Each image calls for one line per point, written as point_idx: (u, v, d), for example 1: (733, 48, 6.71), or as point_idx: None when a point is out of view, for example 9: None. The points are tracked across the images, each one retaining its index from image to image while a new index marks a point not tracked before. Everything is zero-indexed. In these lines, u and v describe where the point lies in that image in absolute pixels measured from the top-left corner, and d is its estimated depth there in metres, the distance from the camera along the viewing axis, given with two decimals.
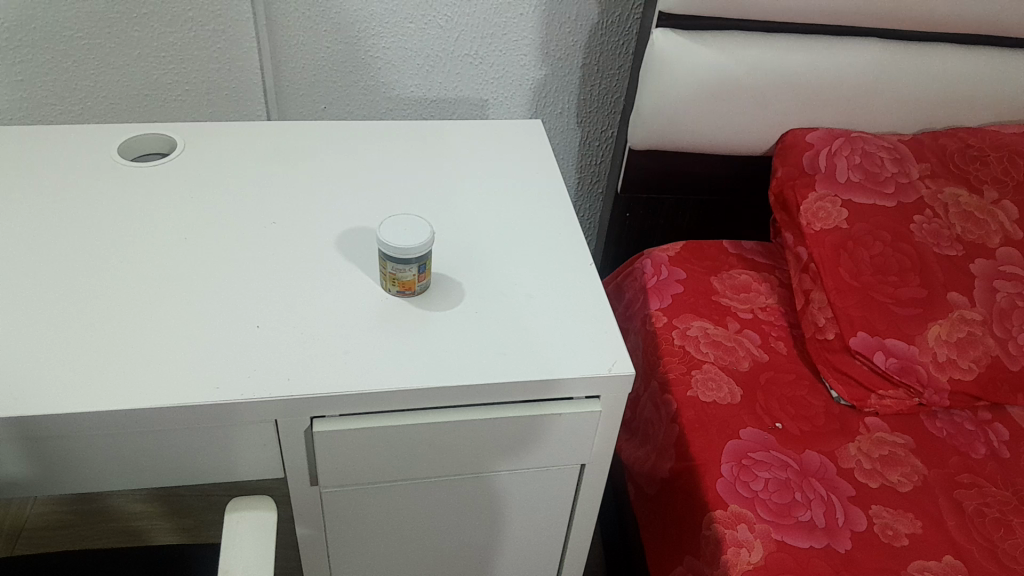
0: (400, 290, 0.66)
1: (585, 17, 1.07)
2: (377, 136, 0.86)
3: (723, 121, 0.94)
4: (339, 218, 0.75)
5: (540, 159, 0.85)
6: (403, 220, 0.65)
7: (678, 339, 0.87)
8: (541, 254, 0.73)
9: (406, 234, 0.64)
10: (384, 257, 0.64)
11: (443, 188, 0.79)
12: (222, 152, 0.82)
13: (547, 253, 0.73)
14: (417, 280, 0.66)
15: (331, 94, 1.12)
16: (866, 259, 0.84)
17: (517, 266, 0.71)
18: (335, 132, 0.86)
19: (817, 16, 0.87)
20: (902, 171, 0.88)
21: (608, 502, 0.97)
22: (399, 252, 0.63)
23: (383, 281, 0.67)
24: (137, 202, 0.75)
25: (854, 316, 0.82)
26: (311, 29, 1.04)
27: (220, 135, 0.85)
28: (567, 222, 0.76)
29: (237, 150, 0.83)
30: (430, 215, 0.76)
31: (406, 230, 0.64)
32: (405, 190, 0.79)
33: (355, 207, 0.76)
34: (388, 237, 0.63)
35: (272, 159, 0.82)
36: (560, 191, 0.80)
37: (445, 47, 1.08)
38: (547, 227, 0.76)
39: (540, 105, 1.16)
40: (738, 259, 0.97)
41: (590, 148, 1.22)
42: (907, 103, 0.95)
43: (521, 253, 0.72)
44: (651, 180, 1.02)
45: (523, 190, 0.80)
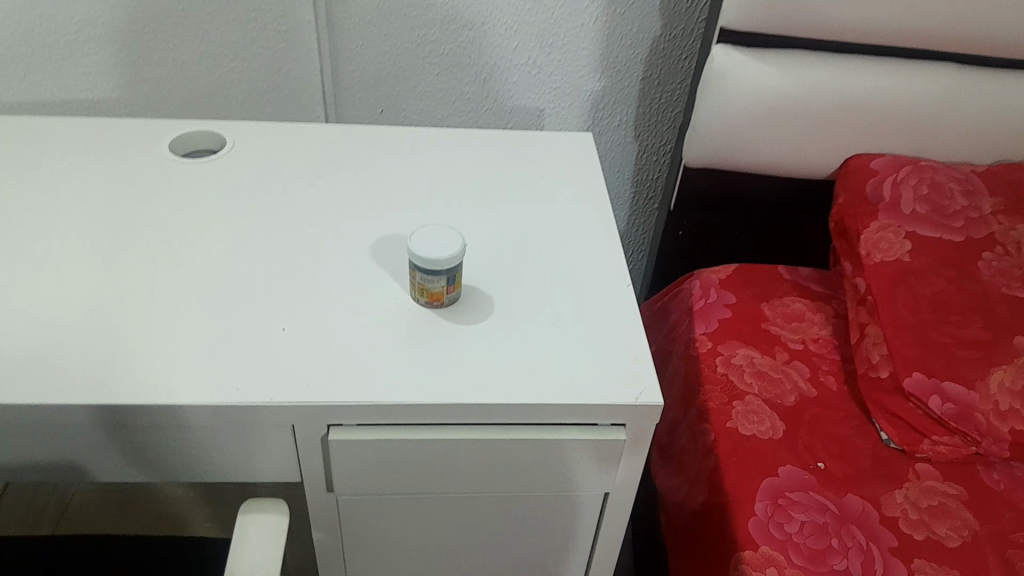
0: (429, 300, 0.65)
1: (647, 29, 1.05)
2: (422, 143, 0.86)
3: (784, 142, 0.91)
4: (377, 224, 0.74)
5: (586, 174, 0.83)
6: (435, 230, 0.64)
7: (721, 366, 0.84)
8: (578, 273, 0.71)
9: (438, 245, 0.63)
10: (413, 267, 0.64)
11: (484, 199, 0.78)
12: (268, 151, 0.83)
13: (583, 272, 0.71)
14: (445, 292, 0.65)
15: (387, 98, 1.12)
16: (927, 296, 0.80)
17: (552, 284, 0.69)
18: (381, 138, 0.86)
19: (887, 37, 0.84)
20: (973, 205, 0.83)
21: (637, 505, 0.95)
22: (429, 262, 0.62)
23: (412, 290, 0.66)
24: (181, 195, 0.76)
25: (910, 354, 0.78)
26: (371, 34, 1.06)
27: (269, 134, 0.86)
28: (610, 242, 0.74)
29: (283, 149, 0.83)
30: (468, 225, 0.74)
31: (438, 240, 0.63)
32: (445, 199, 0.78)
33: (393, 217, 0.76)
34: (418, 245, 0.63)
35: (317, 160, 0.82)
36: (603, 208, 0.78)
37: (503, 55, 1.08)
38: (585, 245, 0.74)
39: (596, 117, 1.14)
40: (792, 286, 0.94)
41: (647, 163, 1.18)
42: (984, 133, 0.90)
43: (558, 270, 0.71)
44: (706, 198, 0.99)
45: (564, 205, 0.79)
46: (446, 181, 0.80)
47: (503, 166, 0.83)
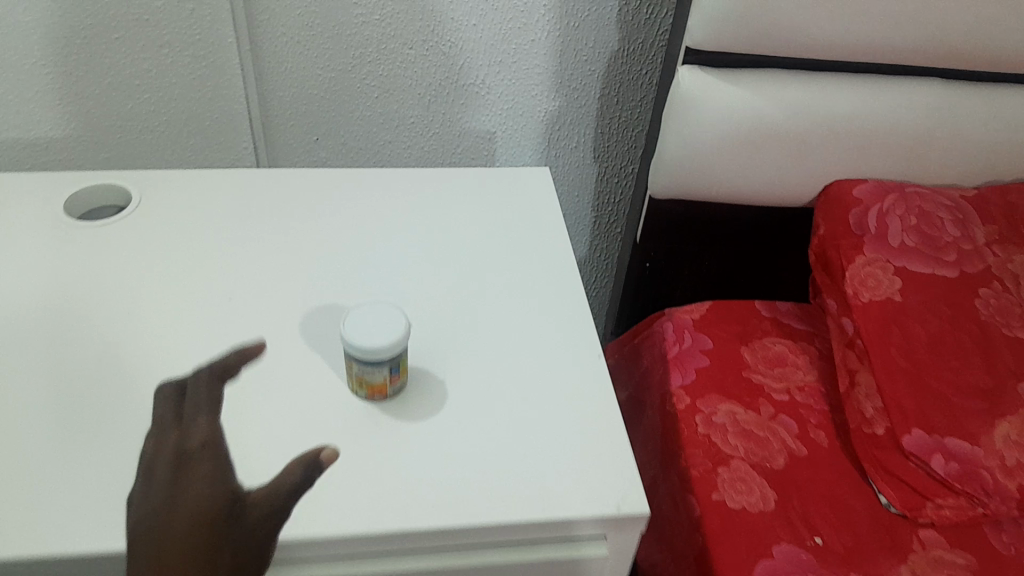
0: (369, 394, 0.56)
1: (603, 44, 0.96)
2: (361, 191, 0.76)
3: (760, 170, 0.83)
4: (313, 296, 0.65)
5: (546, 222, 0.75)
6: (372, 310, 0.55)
7: (702, 427, 0.76)
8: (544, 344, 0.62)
9: (375, 332, 0.54)
10: (349, 358, 0.54)
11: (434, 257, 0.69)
12: (189, 206, 0.73)
13: (549, 344, 0.62)
14: (388, 383, 0.55)
15: (323, 125, 1.02)
16: (922, 338, 0.73)
17: (513, 362, 0.60)
18: (315, 185, 0.76)
19: (871, 54, 0.76)
20: (966, 235, 0.77)
21: None
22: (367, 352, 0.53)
23: (350, 381, 0.57)
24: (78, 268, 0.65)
25: (908, 408, 0.71)
26: (302, 57, 0.95)
27: (190, 182, 0.75)
28: (578, 304, 0.66)
29: (205, 200, 0.73)
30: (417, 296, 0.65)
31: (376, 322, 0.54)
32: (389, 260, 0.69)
33: (330, 286, 0.66)
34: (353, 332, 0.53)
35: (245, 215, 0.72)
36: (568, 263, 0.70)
37: (449, 75, 0.99)
38: (551, 311, 0.65)
39: (552, 138, 1.05)
40: (772, 323, 0.87)
41: (609, 185, 1.10)
42: (973, 153, 0.83)
43: (521, 342, 0.62)
44: (675, 229, 0.91)
45: (524, 261, 0.70)
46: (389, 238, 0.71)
47: (454, 216, 0.74)
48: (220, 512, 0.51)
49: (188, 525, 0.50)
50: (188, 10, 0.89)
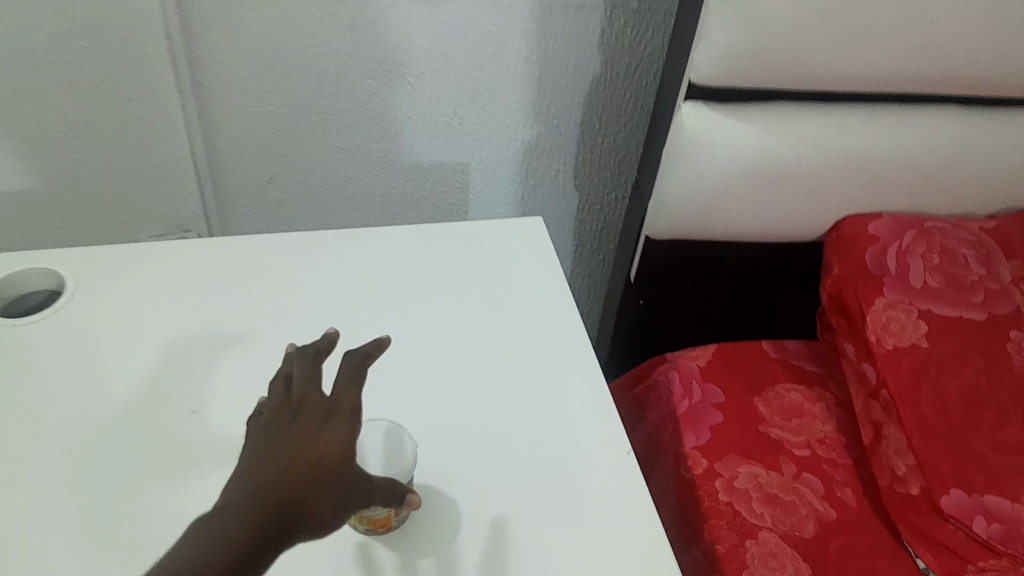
0: (371, 527, 0.52)
1: (584, 69, 0.87)
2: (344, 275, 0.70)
3: (769, 209, 0.77)
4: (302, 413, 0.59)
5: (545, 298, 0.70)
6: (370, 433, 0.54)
7: (723, 493, 0.71)
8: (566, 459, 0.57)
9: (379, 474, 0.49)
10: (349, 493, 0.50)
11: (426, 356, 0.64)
12: (149, 310, 0.66)
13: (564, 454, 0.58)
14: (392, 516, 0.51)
15: (276, 162, 0.91)
16: (954, 390, 0.69)
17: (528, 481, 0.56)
18: (291, 268, 0.70)
19: (885, 84, 0.70)
20: (992, 274, 0.73)
21: None
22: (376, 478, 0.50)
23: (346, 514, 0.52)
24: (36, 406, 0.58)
25: (943, 468, 0.66)
26: (253, 94, 0.85)
27: (148, 281, 0.68)
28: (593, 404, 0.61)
29: (170, 302, 0.66)
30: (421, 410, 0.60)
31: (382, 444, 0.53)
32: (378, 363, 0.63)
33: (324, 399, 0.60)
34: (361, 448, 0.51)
35: (214, 317, 0.65)
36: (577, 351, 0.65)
37: (416, 106, 0.88)
38: (559, 414, 0.60)
39: (530, 168, 0.96)
40: (782, 368, 0.82)
41: (591, 214, 1.01)
42: (988, 183, 0.78)
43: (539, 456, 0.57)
44: (672, 268, 0.84)
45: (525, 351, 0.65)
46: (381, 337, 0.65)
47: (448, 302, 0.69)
48: (332, 463, 0.44)
49: (296, 466, 0.43)
50: (118, 47, 0.78)
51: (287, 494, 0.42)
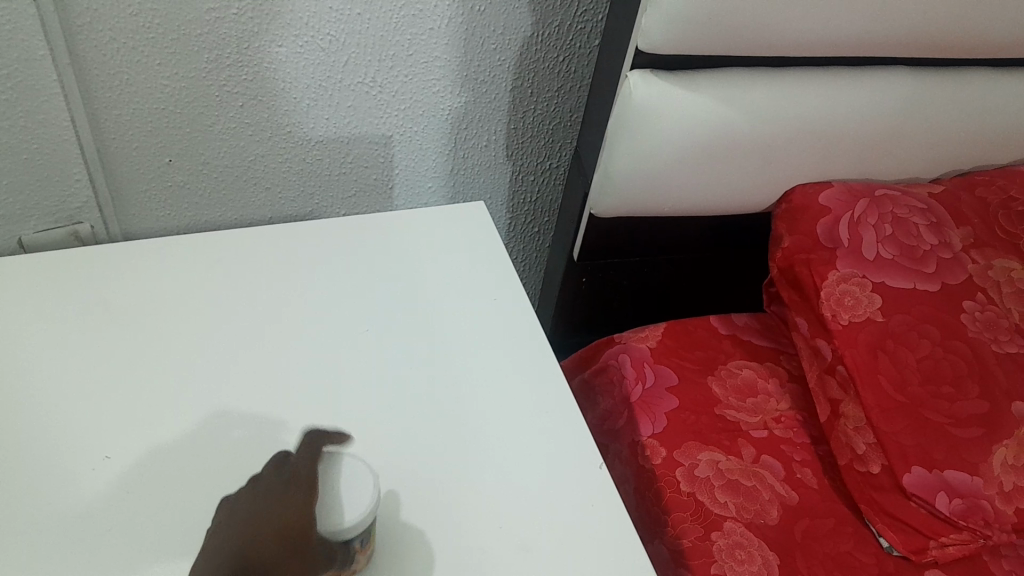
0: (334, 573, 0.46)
1: (514, 30, 0.78)
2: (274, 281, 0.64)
3: (719, 181, 0.74)
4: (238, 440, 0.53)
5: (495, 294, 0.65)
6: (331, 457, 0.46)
7: (685, 483, 0.68)
8: (538, 473, 0.53)
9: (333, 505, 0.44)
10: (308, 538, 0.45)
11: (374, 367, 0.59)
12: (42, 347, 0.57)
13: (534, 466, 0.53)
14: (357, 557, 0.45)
15: (170, 142, 0.76)
16: (912, 363, 0.67)
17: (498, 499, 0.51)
18: (218, 281, 0.64)
19: (838, 47, 0.67)
20: (942, 241, 0.71)
21: None
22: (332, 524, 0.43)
23: None
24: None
25: (905, 445, 0.65)
26: (141, 66, 0.70)
27: (41, 315, 0.60)
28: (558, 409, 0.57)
29: (71, 338, 0.58)
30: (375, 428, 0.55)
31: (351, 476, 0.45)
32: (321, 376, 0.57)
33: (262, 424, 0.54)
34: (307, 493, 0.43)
35: (124, 347, 0.58)
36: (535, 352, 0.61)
37: (330, 74, 0.76)
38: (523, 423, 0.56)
39: (459, 138, 0.86)
40: (733, 344, 0.80)
41: (524, 184, 0.93)
42: (930, 145, 0.77)
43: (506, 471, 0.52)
44: (618, 245, 0.80)
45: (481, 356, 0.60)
46: (324, 359, 0.59)
47: (389, 310, 0.63)
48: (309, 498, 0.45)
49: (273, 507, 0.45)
50: None
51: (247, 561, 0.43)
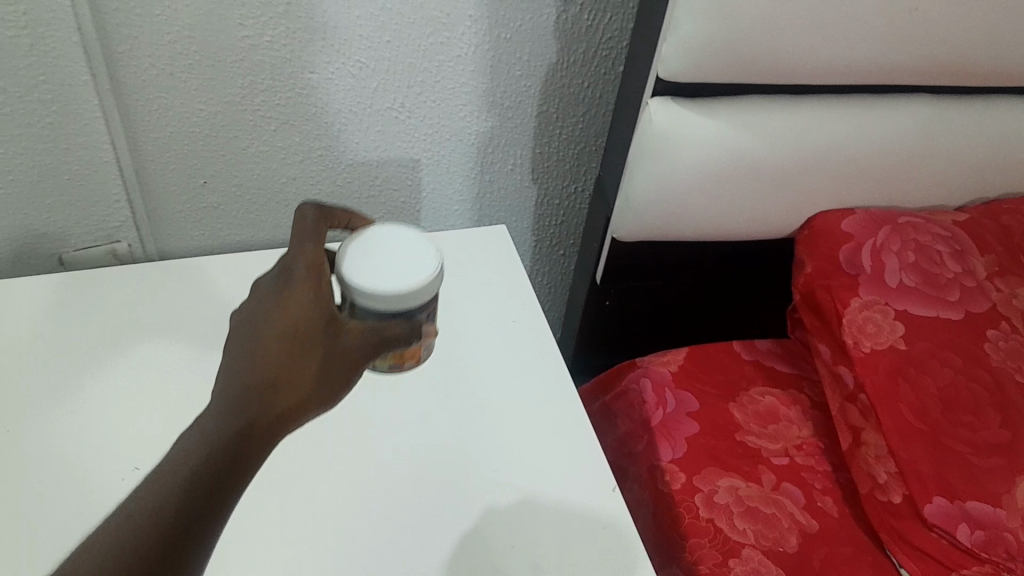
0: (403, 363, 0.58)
1: (539, 58, 0.80)
2: None
3: (739, 207, 0.75)
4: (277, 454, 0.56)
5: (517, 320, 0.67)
6: (353, 237, 0.55)
7: (703, 509, 0.68)
8: (550, 496, 0.55)
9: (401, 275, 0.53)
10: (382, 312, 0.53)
11: (397, 391, 0.61)
12: (85, 366, 0.63)
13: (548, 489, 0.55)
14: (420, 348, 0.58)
15: (206, 165, 0.78)
16: (932, 391, 0.67)
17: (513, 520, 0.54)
18: None
19: (858, 76, 0.67)
20: (966, 269, 0.71)
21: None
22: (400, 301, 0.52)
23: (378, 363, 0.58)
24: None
25: (925, 472, 0.64)
26: (178, 91, 0.72)
27: (87, 342, 0.64)
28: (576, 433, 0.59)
29: (113, 365, 0.63)
30: (397, 447, 0.57)
31: (388, 244, 0.55)
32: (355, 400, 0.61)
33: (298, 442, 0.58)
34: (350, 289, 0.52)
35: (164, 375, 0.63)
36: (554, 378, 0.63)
37: (360, 100, 0.78)
38: (539, 446, 0.58)
39: (485, 163, 0.87)
40: (754, 369, 0.80)
41: (549, 209, 0.94)
42: (953, 173, 0.77)
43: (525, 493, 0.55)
44: (640, 269, 0.81)
45: (502, 380, 0.62)
46: None
47: None
48: (313, 329, 0.52)
49: (276, 334, 0.51)
50: (24, 46, 0.63)
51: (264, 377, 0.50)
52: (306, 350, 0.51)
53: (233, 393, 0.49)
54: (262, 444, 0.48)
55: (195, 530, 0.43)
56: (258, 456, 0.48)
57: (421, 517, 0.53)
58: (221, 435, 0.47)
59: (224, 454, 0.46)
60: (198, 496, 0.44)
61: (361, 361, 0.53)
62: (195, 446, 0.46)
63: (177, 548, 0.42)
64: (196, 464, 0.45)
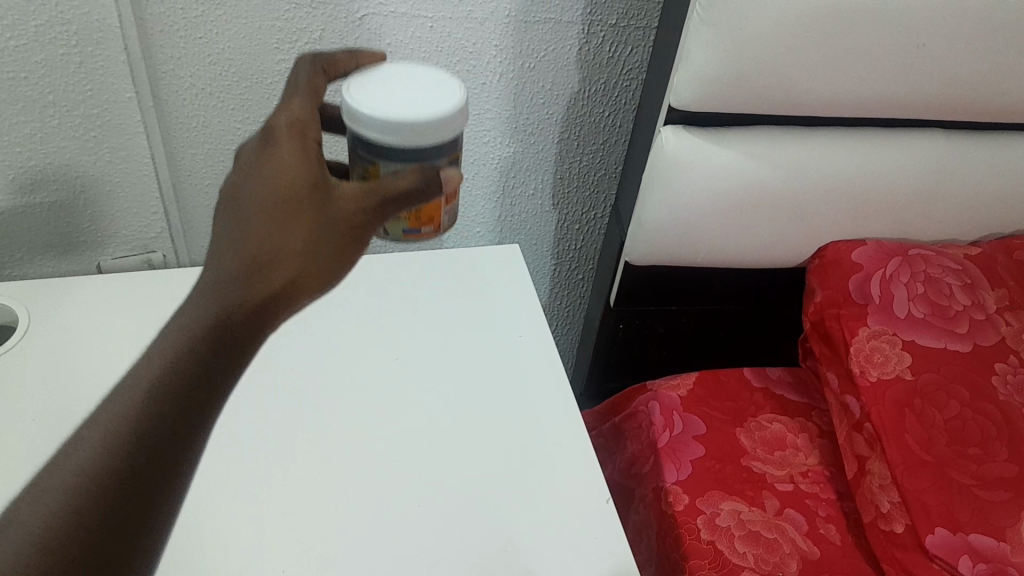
0: (424, 224, 0.53)
1: (561, 86, 0.81)
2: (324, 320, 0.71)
3: (751, 235, 0.76)
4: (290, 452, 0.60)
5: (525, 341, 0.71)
6: (359, 80, 0.51)
7: (705, 531, 0.69)
8: (547, 508, 0.58)
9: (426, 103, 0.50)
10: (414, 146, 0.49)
11: (407, 401, 0.65)
12: (116, 366, 0.66)
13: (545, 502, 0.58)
14: (442, 207, 0.53)
15: None
16: (939, 423, 0.66)
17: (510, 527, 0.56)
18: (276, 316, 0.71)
19: (870, 108, 0.69)
20: (976, 302, 0.72)
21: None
22: (413, 125, 0.48)
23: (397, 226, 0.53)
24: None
25: (928, 502, 0.64)
26: (217, 110, 0.74)
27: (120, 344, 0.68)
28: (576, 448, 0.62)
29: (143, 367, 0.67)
30: (404, 450, 0.61)
31: (401, 80, 0.51)
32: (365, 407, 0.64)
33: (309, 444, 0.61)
34: (355, 116, 0.49)
35: None
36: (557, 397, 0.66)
37: None
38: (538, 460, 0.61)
39: (508, 187, 0.89)
40: (764, 395, 0.81)
41: (570, 232, 0.96)
42: (966, 208, 0.77)
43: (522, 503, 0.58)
44: (653, 293, 0.82)
45: (507, 395, 0.66)
46: (359, 393, 0.65)
47: (425, 351, 0.69)
48: (308, 191, 0.46)
49: (267, 196, 0.46)
50: (74, 64, 0.66)
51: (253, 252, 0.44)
52: (301, 214, 0.46)
53: (224, 267, 0.44)
54: (260, 321, 0.43)
55: (196, 415, 0.39)
56: (256, 334, 0.43)
57: (422, 521, 0.56)
58: (218, 311, 0.42)
59: (222, 335, 0.41)
60: (197, 374, 0.40)
61: (366, 226, 0.48)
62: (190, 319, 0.41)
63: (176, 435, 0.38)
64: (193, 337, 0.40)
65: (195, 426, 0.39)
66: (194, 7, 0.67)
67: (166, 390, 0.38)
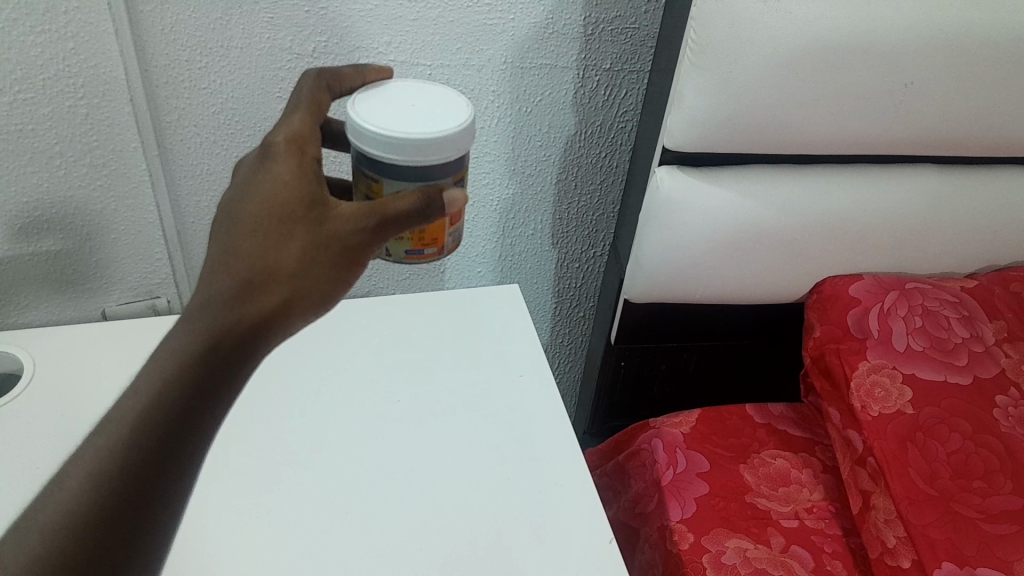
0: (428, 247, 0.53)
1: (559, 129, 0.82)
2: (329, 364, 0.71)
3: (749, 271, 0.77)
4: (294, 497, 0.60)
5: (528, 380, 0.71)
6: (368, 100, 0.52)
7: (711, 570, 0.68)
8: (554, 549, 0.58)
9: (428, 120, 0.49)
10: (415, 162, 0.49)
11: (410, 444, 0.65)
12: None
13: (552, 543, 0.58)
14: (446, 228, 0.53)
15: None
16: (942, 458, 0.66)
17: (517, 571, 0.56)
18: (281, 360, 0.71)
19: (861, 147, 0.70)
20: (974, 335, 0.72)
21: None
22: (416, 143, 0.48)
23: (399, 248, 0.53)
24: (7, 510, 0.58)
25: (935, 538, 0.63)
26: (221, 157, 0.75)
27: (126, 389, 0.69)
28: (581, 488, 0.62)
29: None
30: (410, 491, 0.61)
31: (408, 100, 0.52)
32: (370, 450, 0.64)
33: (313, 490, 0.61)
34: (360, 134, 0.49)
35: None
36: (561, 436, 0.66)
37: None
38: (545, 501, 0.61)
39: (509, 226, 0.90)
40: (767, 432, 0.81)
41: (570, 271, 0.97)
42: (963, 240, 0.78)
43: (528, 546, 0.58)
44: (655, 330, 0.83)
45: (511, 437, 0.66)
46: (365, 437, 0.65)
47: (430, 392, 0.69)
48: (300, 210, 0.46)
49: (261, 215, 0.46)
50: (80, 115, 0.67)
51: (245, 271, 0.45)
52: (294, 234, 0.46)
53: (218, 286, 0.44)
54: (248, 343, 0.44)
55: (182, 442, 0.40)
56: (246, 357, 0.44)
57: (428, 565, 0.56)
58: (202, 337, 0.42)
59: (210, 361, 0.42)
60: (181, 404, 0.40)
61: (366, 247, 0.47)
62: (173, 349, 0.42)
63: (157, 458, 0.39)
64: (173, 368, 0.41)
65: (179, 454, 0.40)
66: (198, 59, 0.69)
67: (146, 424, 0.39)
